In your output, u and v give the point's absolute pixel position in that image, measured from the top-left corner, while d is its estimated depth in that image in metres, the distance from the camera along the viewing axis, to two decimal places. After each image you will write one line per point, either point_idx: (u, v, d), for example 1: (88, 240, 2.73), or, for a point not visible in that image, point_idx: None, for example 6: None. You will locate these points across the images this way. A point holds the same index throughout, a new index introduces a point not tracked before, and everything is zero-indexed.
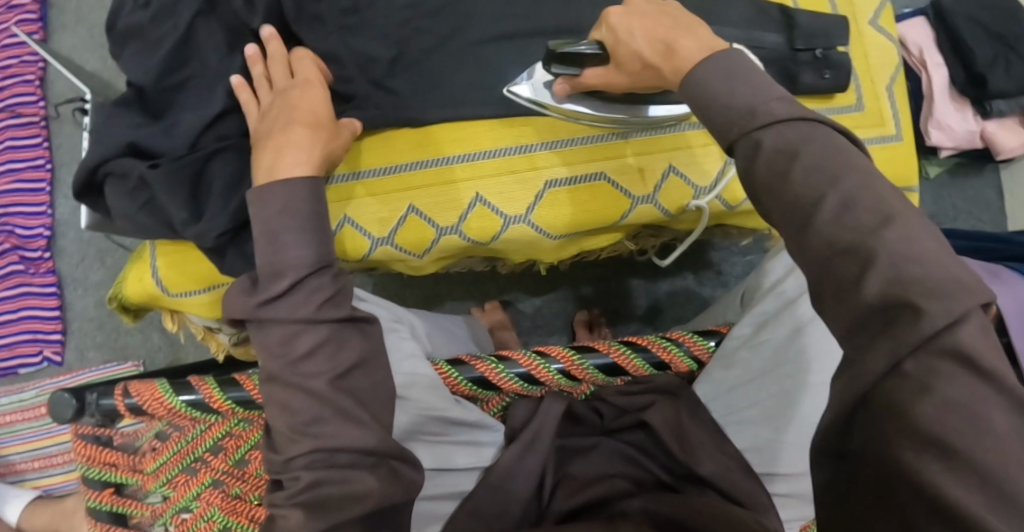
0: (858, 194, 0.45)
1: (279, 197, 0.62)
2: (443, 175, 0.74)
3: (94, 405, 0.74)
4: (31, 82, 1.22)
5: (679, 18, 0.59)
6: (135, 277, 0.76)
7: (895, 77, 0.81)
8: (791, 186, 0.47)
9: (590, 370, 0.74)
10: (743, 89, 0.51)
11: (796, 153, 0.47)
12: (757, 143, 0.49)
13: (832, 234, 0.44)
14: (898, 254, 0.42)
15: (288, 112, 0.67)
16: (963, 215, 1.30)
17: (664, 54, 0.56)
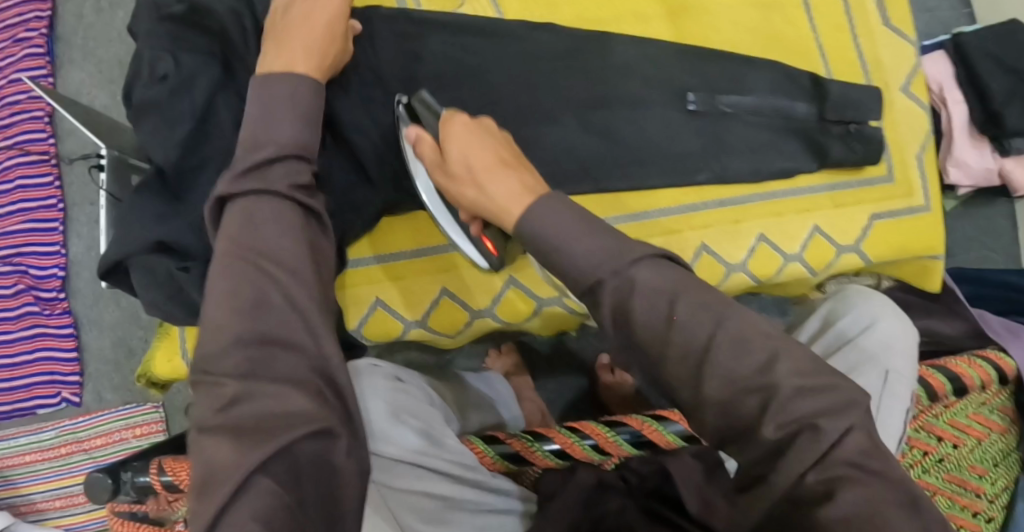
0: (741, 333, 0.49)
1: (281, 89, 0.59)
2: (439, 264, 0.76)
3: (129, 483, 0.75)
4: (40, 118, 1.20)
5: (509, 155, 0.60)
6: (164, 357, 0.76)
7: (925, 145, 0.81)
8: (675, 334, 0.49)
9: (623, 445, 0.76)
10: (591, 239, 0.52)
11: (674, 296, 0.50)
12: (630, 284, 0.50)
13: (735, 372, 0.48)
14: (795, 386, 0.48)
15: (305, 22, 0.64)
16: (976, 246, 1.29)
17: (471, 175, 0.59)
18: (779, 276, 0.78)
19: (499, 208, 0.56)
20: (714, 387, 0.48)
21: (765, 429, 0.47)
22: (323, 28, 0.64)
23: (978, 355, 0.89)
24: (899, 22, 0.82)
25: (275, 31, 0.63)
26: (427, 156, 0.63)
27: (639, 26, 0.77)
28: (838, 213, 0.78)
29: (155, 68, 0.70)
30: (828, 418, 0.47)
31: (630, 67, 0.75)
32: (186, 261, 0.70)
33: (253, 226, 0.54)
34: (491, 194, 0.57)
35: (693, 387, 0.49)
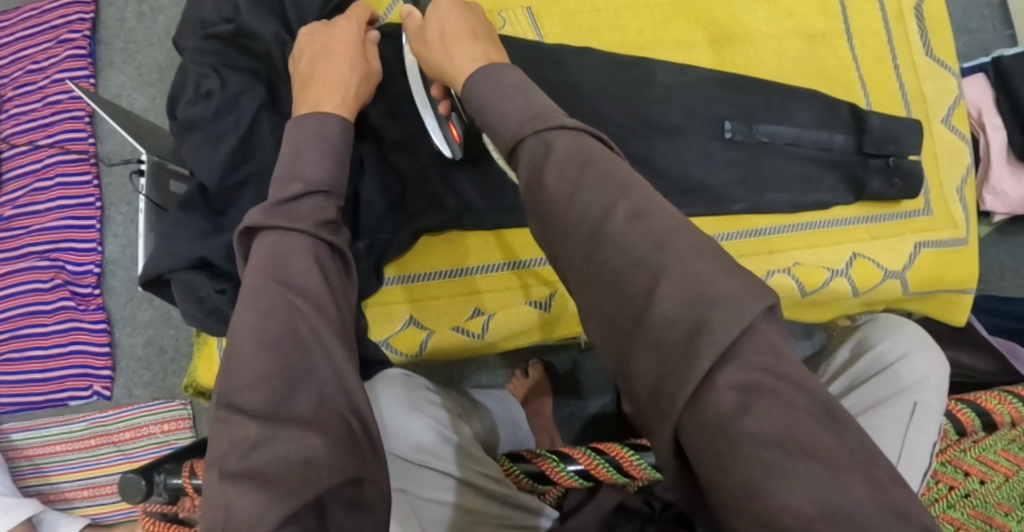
0: (644, 207, 0.49)
1: (314, 122, 0.63)
2: (459, 286, 0.80)
3: (162, 484, 0.80)
4: (81, 118, 1.23)
5: (475, 25, 0.64)
6: (204, 368, 0.79)
7: (965, 178, 0.81)
8: (569, 195, 0.51)
9: (647, 468, 0.72)
10: (508, 107, 0.56)
11: (586, 162, 0.51)
12: (547, 148, 0.53)
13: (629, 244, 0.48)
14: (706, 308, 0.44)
15: (327, 59, 0.68)
16: (1011, 273, 1.27)
17: (440, 54, 0.63)
18: (824, 289, 0.77)
19: (459, 71, 0.61)
20: (612, 254, 0.48)
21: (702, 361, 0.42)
22: (344, 56, 0.68)
23: (1008, 391, 0.85)
24: (942, 54, 0.82)
25: (300, 77, 0.68)
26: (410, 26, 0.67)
27: (678, 54, 0.79)
28: (876, 244, 0.77)
29: (201, 86, 0.72)
30: (722, 311, 0.44)
31: (671, 96, 0.76)
32: (225, 283, 0.72)
33: (283, 260, 0.56)
34: (450, 56, 0.62)
35: (590, 247, 0.49)
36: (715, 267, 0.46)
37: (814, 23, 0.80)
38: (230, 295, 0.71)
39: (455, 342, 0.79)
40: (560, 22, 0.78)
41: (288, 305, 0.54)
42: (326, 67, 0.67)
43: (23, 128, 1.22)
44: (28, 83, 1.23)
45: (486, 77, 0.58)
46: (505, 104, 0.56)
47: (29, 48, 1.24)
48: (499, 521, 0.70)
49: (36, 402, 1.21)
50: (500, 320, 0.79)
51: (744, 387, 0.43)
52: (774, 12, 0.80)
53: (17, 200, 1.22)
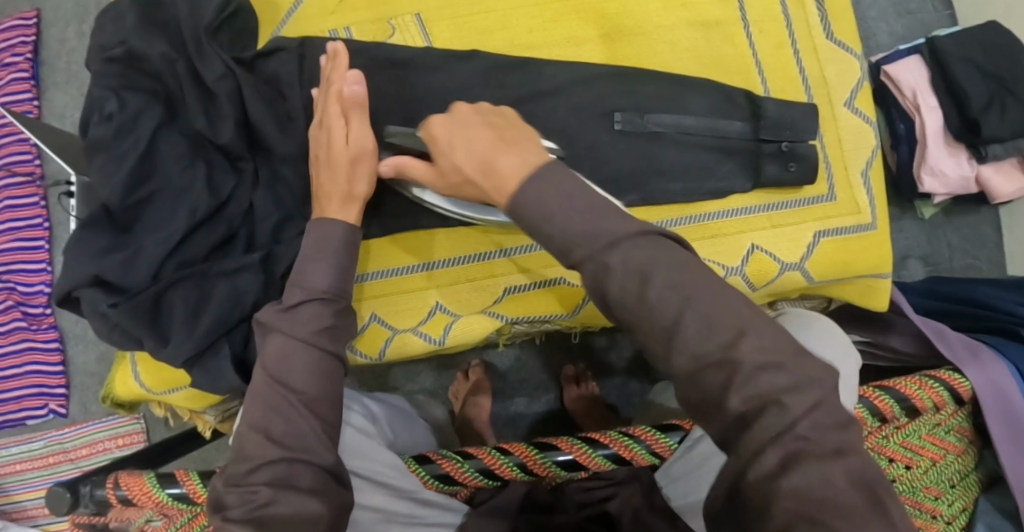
0: (711, 315, 0.49)
1: (318, 235, 0.65)
2: (422, 280, 0.75)
3: (88, 496, 0.80)
4: (26, 140, 1.25)
5: (504, 131, 0.57)
6: (122, 380, 0.80)
7: (871, 161, 0.80)
8: (650, 306, 0.49)
9: (552, 467, 0.74)
10: (575, 220, 0.52)
11: (687, 297, 0.49)
12: (605, 268, 0.50)
13: (759, 360, 0.47)
14: (758, 363, 0.48)
15: (329, 160, 0.68)
16: (958, 254, 1.26)
17: (486, 173, 0.55)
18: None
19: (503, 183, 0.54)
20: (683, 360, 0.49)
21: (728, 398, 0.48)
22: (341, 155, 0.68)
23: (931, 375, 0.80)
24: (843, 36, 0.82)
25: (312, 182, 0.70)
26: (420, 175, 0.64)
27: (574, 50, 0.80)
28: (776, 233, 0.77)
29: (103, 109, 0.73)
30: (789, 394, 0.47)
31: (564, 92, 0.77)
32: (118, 298, 0.70)
33: (285, 359, 0.58)
34: (486, 171, 0.55)
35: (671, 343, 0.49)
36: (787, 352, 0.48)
37: (708, 12, 0.81)
38: (121, 308, 0.69)
39: (413, 346, 0.76)
40: (450, 25, 0.80)
41: (286, 408, 0.57)
42: (326, 174, 0.68)
43: None
44: None
45: (531, 185, 0.53)
46: (562, 208, 0.52)
47: None
48: (408, 520, 0.71)
49: None
50: (462, 325, 0.76)
51: (781, 440, 0.47)
52: (668, 2, 0.80)
53: None
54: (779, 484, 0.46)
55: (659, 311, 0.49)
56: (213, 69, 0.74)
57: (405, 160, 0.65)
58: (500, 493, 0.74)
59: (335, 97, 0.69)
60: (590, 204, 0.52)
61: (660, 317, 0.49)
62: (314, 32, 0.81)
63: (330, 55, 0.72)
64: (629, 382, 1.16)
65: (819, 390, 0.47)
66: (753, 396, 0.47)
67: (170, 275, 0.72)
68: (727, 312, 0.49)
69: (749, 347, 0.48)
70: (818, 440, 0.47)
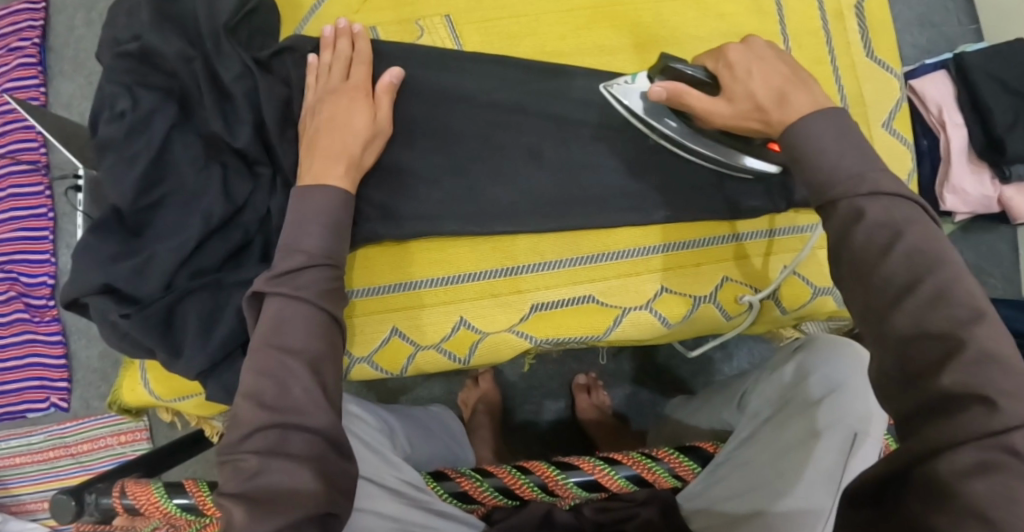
0: (950, 288, 0.48)
1: (318, 202, 0.62)
2: (446, 294, 0.74)
3: (93, 504, 0.78)
4: (31, 128, 1.22)
5: (802, 75, 0.62)
6: (129, 387, 0.78)
7: (907, 184, 0.79)
8: (883, 266, 0.50)
9: (573, 488, 0.72)
10: (850, 152, 0.55)
11: (898, 232, 0.51)
12: (858, 211, 0.52)
13: (930, 323, 0.47)
14: (984, 350, 0.46)
15: (338, 126, 0.67)
16: (974, 272, 1.25)
17: (778, 104, 0.60)
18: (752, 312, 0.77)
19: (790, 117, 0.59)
20: (949, 313, 0.47)
21: (945, 376, 0.46)
22: (351, 125, 0.67)
23: None
24: (883, 55, 0.80)
25: (306, 143, 0.66)
26: (698, 104, 0.64)
27: (607, 59, 0.78)
28: (812, 256, 0.76)
29: (116, 106, 0.70)
30: (1009, 399, 0.44)
31: (591, 103, 0.75)
32: (130, 308, 0.68)
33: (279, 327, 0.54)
34: (782, 104, 0.60)
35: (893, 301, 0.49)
36: (1005, 350, 0.46)
37: (746, 25, 0.79)
38: (133, 320, 0.67)
39: (439, 363, 0.75)
40: (480, 29, 0.78)
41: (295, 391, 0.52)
42: (330, 139, 0.66)
43: None
44: None
45: (818, 118, 0.57)
46: (828, 145, 0.56)
47: None
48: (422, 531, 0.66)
49: None
50: (488, 343, 0.75)
51: (991, 440, 0.43)
52: (704, 13, 0.78)
53: None
54: (968, 486, 0.43)
55: (865, 252, 0.51)
56: (229, 68, 0.72)
57: (683, 85, 0.64)
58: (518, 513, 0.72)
59: (358, 71, 0.70)
60: (843, 142, 0.55)
61: (889, 278, 0.50)
62: None
63: (337, 29, 0.71)
64: (639, 393, 1.14)
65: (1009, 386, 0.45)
66: (970, 380, 0.45)
67: (183, 285, 0.70)
68: (976, 286, 0.48)
69: (984, 334, 0.46)
70: (1023, 458, 0.43)
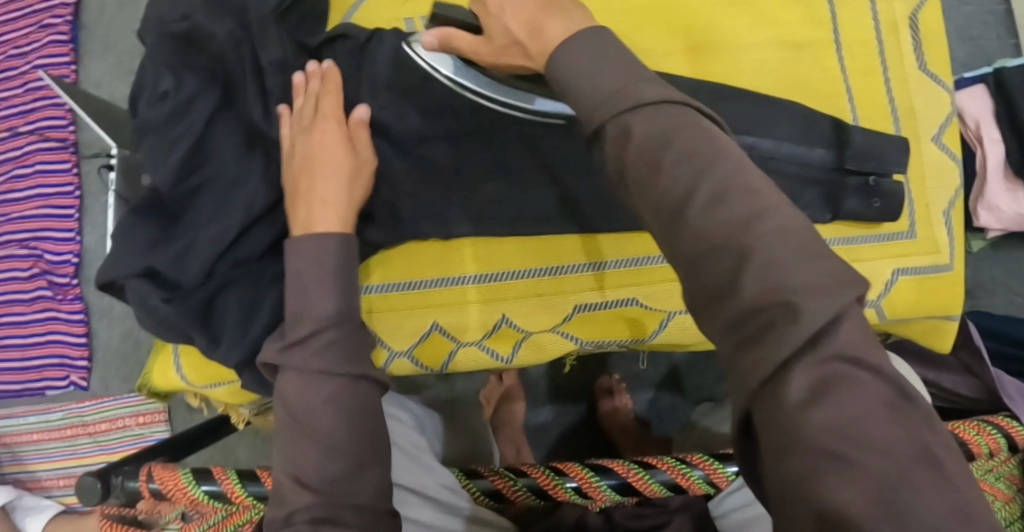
0: (729, 184, 0.43)
1: (312, 249, 0.64)
2: (488, 292, 0.75)
3: (119, 487, 0.77)
4: (60, 105, 1.21)
5: None
6: (160, 371, 0.77)
7: (954, 201, 0.78)
8: (662, 175, 0.44)
9: (606, 491, 0.71)
10: (612, 69, 0.48)
11: (668, 141, 0.44)
12: (624, 131, 0.46)
13: (709, 232, 0.42)
14: (772, 251, 0.40)
15: (325, 168, 0.67)
16: (1002, 289, 1.24)
17: (532, 36, 0.53)
18: None
19: (544, 46, 0.52)
20: (689, 243, 0.42)
21: (744, 286, 0.40)
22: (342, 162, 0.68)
23: (987, 420, 0.80)
24: (937, 68, 0.79)
25: (294, 191, 0.68)
26: (466, 46, 0.61)
27: (656, 61, 0.78)
28: (855, 267, 0.76)
29: (159, 86, 0.69)
30: (809, 296, 0.38)
31: None
32: (171, 293, 0.67)
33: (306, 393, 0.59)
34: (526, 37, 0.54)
35: (672, 234, 0.44)
36: (807, 252, 0.40)
37: (799, 32, 0.78)
38: (176, 305, 0.67)
39: (479, 360, 0.76)
40: None
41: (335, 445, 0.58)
42: (325, 182, 0.67)
43: (3, 114, 1.21)
44: (8, 68, 1.21)
45: (576, 40, 0.50)
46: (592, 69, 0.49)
47: (11, 32, 1.22)
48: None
49: (13, 391, 1.22)
50: (530, 343, 0.76)
51: (813, 351, 0.38)
52: (757, 19, 0.78)
53: None
54: (807, 414, 0.37)
55: (639, 158, 0.45)
56: (272, 54, 0.71)
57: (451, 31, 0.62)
58: (551, 516, 0.72)
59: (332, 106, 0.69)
60: (598, 57, 0.49)
61: (668, 189, 0.43)
62: (387, 22, 0.79)
63: (309, 73, 0.70)
64: (661, 397, 1.14)
65: (820, 284, 0.39)
66: (770, 286, 0.39)
67: (223, 273, 0.69)
68: (761, 179, 0.43)
69: (769, 228, 0.41)
70: (858, 360, 0.38)
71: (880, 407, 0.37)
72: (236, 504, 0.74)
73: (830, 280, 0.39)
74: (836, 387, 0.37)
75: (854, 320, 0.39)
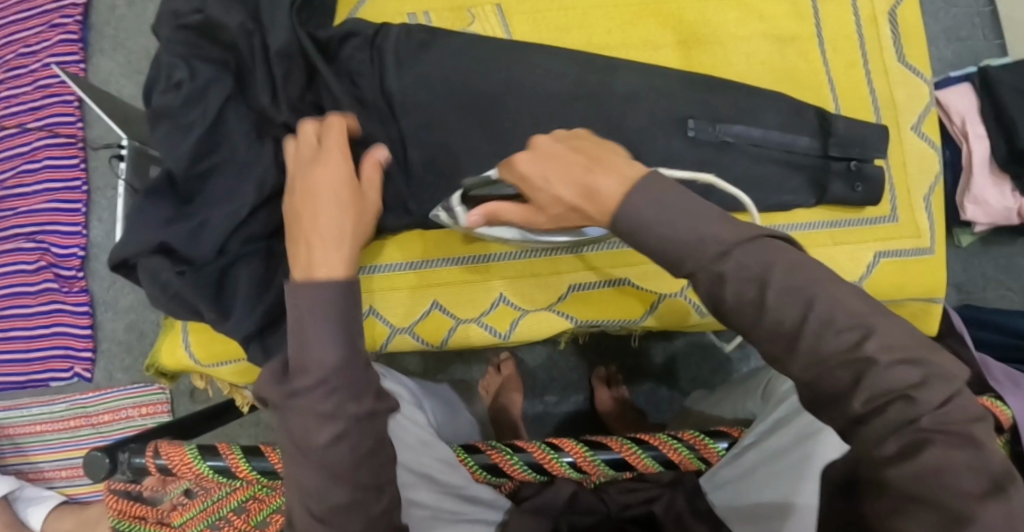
0: (835, 314, 0.48)
1: (315, 299, 0.57)
2: (486, 271, 0.78)
3: (126, 463, 0.79)
4: (69, 103, 1.24)
5: (592, 150, 0.56)
6: (168, 349, 0.80)
7: (932, 187, 0.80)
8: (768, 311, 0.49)
9: (600, 465, 0.73)
10: (674, 217, 0.52)
11: (763, 280, 0.49)
12: (718, 277, 0.50)
13: (831, 351, 0.48)
14: (888, 360, 0.46)
15: (326, 208, 0.63)
16: (992, 284, 1.26)
17: (587, 198, 0.54)
18: None
19: (603, 209, 0.54)
20: (826, 346, 0.48)
21: (856, 398, 0.47)
22: (344, 201, 0.64)
23: (974, 401, 0.80)
24: (915, 61, 0.82)
25: (294, 234, 0.63)
26: (512, 215, 0.62)
27: (648, 53, 0.81)
28: (837, 250, 0.78)
29: (172, 76, 0.71)
30: (921, 388, 0.46)
31: (635, 94, 0.77)
32: (185, 267, 0.71)
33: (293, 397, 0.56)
34: (559, 184, 0.56)
35: (781, 354, 0.50)
36: (914, 346, 0.47)
37: (787, 27, 0.81)
38: (188, 278, 0.70)
39: (478, 336, 0.78)
40: (529, 19, 0.81)
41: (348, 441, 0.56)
42: (322, 224, 0.62)
43: (13, 111, 1.24)
44: (19, 66, 1.24)
45: (641, 188, 0.52)
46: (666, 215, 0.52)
47: (22, 31, 1.25)
48: (454, 517, 0.72)
49: (18, 382, 1.24)
50: (528, 319, 0.78)
51: (904, 428, 0.46)
52: (745, 13, 0.81)
53: (5, 181, 1.24)
54: (890, 470, 0.46)
55: (741, 313, 0.50)
56: (280, 40, 0.72)
57: (492, 205, 0.64)
58: (546, 491, 0.73)
59: (335, 145, 0.66)
60: (664, 208, 0.52)
61: (778, 321, 0.49)
62: (391, 16, 0.82)
63: (316, 124, 0.68)
64: (658, 389, 1.16)
65: (919, 369, 0.47)
66: (872, 393, 0.47)
67: (235, 250, 0.72)
68: (848, 290, 0.49)
69: (877, 345, 0.47)
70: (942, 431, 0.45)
71: (963, 466, 0.44)
72: (240, 478, 0.76)
73: (929, 370, 0.46)
74: (925, 449, 0.45)
75: (957, 399, 0.46)
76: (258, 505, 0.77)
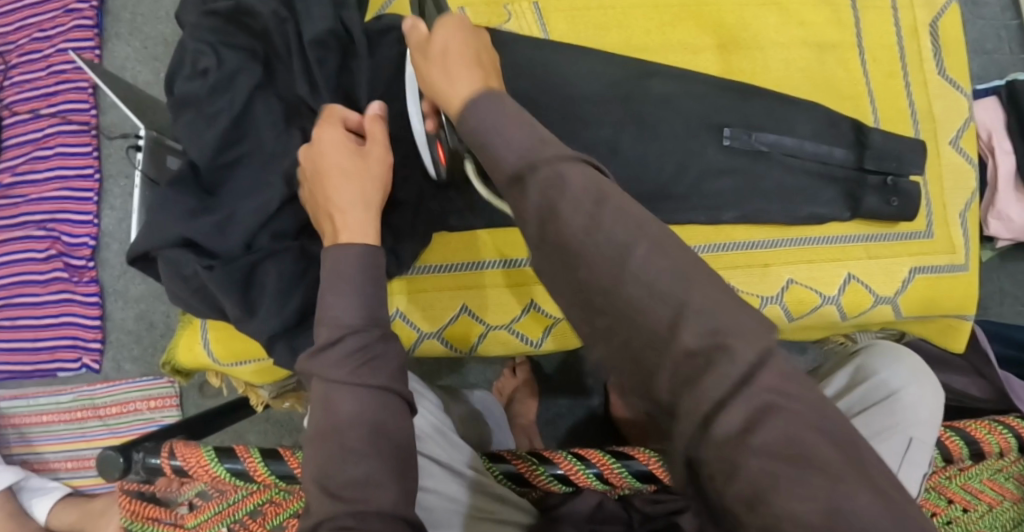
0: (645, 246, 0.43)
1: (345, 262, 0.59)
2: (519, 277, 0.79)
3: (139, 463, 0.78)
4: (84, 89, 1.22)
5: (483, 58, 0.57)
6: (187, 346, 0.78)
7: (970, 202, 0.79)
8: (603, 231, 0.44)
9: (627, 478, 0.71)
10: (496, 119, 0.50)
11: (603, 201, 0.45)
12: (561, 187, 0.46)
13: (654, 282, 0.42)
14: (659, 285, 0.42)
15: (349, 185, 0.63)
16: (1010, 300, 1.25)
17: (446, 81, 0.54)
18: (812, 314, 0.77)
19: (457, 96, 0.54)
20: (635, 289, 0.42)
21: (683, 336, 0.40)
22: (365, 179, 0.65)
23: (999, 420, 0.81)
24: (955, 74, 0.81)
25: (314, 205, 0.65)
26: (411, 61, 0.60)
27: (683, 57, 0.79)
28: (873, 264, 0.77)
29: (198, 64, 0.71)
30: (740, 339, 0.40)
31: (671, 99, 0.75)
32: (212, 262, 0.69)
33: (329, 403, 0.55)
34: (449, 78, 0.55)
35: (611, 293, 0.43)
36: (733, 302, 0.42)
37: (826, 34, 0.80)
38: (216, 272, 0.68)
39: (509, 342, 0.81)
40: (562, 20, 0.80)
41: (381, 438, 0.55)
42: (342, 198, 0.62)
43: (26, 96, 1.22)
44: (33, 50, 1.23)
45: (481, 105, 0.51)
46: (502, 135, 0.49)
47: (36, 15, 1.23)
48: (478, 515, 0.71)
49: (25, 371, 1.22)
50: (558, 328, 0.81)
51: (746, 389, 0.39)
52: (784, 20, 0.80)
53: (16, 167, 1.22)
54: (758, 445, 0.37)
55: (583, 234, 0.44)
56: (313, 32, 0.71)
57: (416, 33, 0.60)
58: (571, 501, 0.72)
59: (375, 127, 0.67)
60: (509, 121, 0.50)
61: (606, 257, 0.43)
62: (424, 10, 0.81)
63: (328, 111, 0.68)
64: None
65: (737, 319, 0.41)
66: (711, 337, 0.40)
67: (263, 246, 0.71)
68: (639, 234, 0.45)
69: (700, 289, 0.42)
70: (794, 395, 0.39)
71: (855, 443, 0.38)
72: (256, 482, 0.75)
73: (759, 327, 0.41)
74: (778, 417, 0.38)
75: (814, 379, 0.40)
76: (275, 507, 0.76)
